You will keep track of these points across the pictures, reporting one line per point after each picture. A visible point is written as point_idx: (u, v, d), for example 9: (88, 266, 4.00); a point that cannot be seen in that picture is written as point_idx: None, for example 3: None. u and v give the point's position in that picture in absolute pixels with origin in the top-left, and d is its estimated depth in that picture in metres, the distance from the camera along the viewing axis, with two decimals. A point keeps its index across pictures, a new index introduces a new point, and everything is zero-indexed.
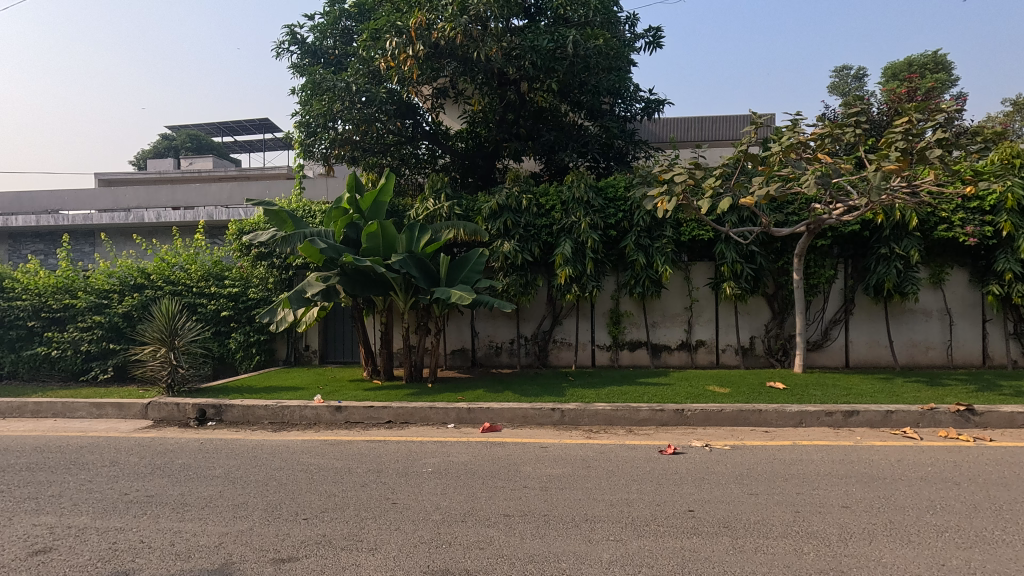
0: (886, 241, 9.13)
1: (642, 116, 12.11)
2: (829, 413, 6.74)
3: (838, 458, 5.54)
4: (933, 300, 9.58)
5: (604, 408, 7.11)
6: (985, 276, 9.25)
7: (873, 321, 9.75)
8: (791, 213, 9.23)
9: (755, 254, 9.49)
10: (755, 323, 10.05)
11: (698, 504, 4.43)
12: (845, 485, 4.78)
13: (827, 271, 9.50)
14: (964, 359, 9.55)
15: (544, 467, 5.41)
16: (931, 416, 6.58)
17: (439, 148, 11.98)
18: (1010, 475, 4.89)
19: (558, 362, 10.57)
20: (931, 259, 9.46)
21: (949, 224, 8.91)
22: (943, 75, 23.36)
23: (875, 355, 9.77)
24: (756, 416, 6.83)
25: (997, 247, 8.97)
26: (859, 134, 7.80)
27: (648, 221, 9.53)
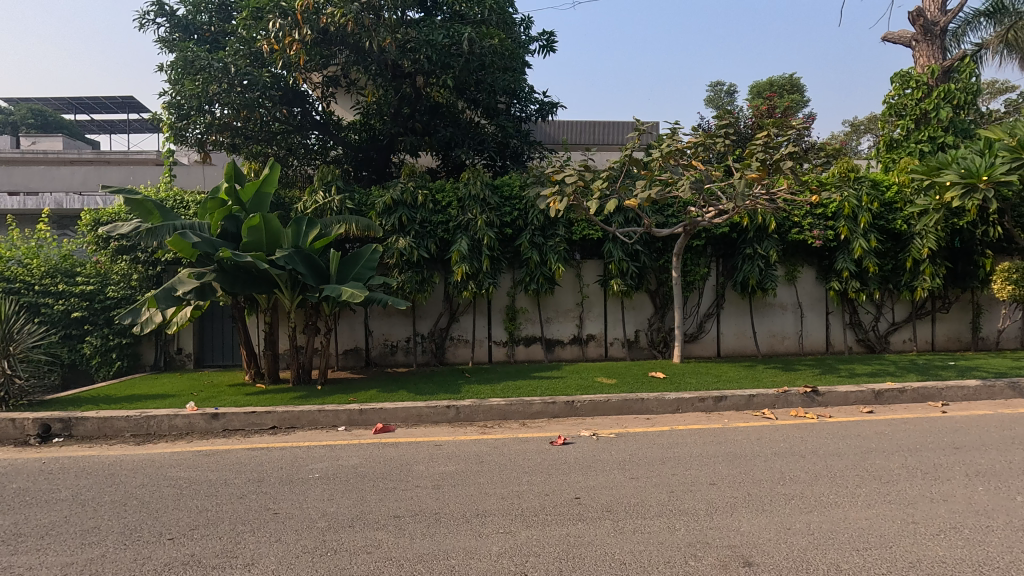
0: (751, 242, 10.17)
1: (536, 117, 12.39)
2: (702, 399, 7.36)
3: (708, 440, 6.08)
4: (789, 295, 10.80)
5: (498, 403, 7.20)
6: (827, 274, 10.63)
7: (740, 315, 10.80)
8: (671, 215, 9.97)
9: (639, 253, 10.14)
10: (640, 318, 10.74)
11: (584, 491, 4.64)
12: (713, 464, 5.27)
13: (701, 269, 10.36)
14: (812, 346, 10.89)
15: (437, 465, 5.39)
16: (784, 397, 7.43)
17: (330, 140, 11.43)
18: (843, 446, 5.67)
19: (455, 359, 10.58)
20: (787, 259, 10.64)
21: (801, 229, 10.10)
22: (796, 96, 26.35)
23: (742, 345, 10.83)
24: (639, 405, 7.30)
25: (837, 249, 10.32)
26: (729, 145, 8.60)
27: (542, 221, 9.83)
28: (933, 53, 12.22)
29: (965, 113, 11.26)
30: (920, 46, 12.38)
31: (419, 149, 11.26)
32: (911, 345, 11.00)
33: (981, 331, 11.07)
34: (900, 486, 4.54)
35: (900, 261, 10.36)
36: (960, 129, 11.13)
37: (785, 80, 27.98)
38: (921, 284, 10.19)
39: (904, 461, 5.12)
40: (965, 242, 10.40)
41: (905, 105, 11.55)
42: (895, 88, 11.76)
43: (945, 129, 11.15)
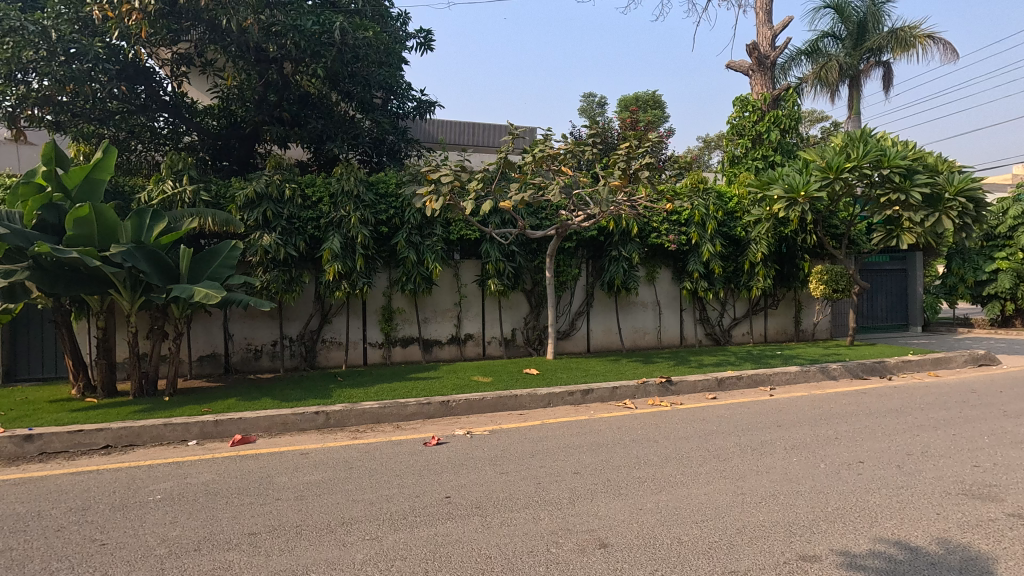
0: (616, 245, 10.94)
1: (414, 115, 12.23)
2: (571, 392, 7.76)
3: (575, 431, 6.42)
4: (649, 294, 11.76)
5: (371, 407, 6.99)
6: (681, 274, 11.73)
7: (607, 313, 11.53)
8: (544, 217, 10.40)
9: (515, 254, 10.43)
10: (516, 316, 11.05)
11: (455, 490, 4.67)
12: (578, 453, 5.58)
13: (572, 270, 10.90)
14: (669, 340, 11.95)
15: (302, 475, 5.10)
16: (644, 388, 8.08)
17: (182, 124, 10.38)
18: (690, 430, 6.30)
19: (327, 362, 10.09)
20: (648, 261, 11.58)
21: (659, 233, 11.07)
22: (658, 112, 28.73)
23: (609, 341, 11.57)
24: (513, 401, 7.51)
25: (690, 252, 11.44)
26: (596, 153, 9.16)
27: (419, 220, 9.72)
28: (766, 82, 14.00)
29: (789, 137, 13.07)
30: (755, 75, 14.12)
31: (287, 141, 10.53)
32: (749, 337, 12.52)
33: (802, 324, 12.93)
34: (733, 462, 5.15)
35: (740, 264, 11.74)
36: (786, 150, 12.91)
37: (649, 96, 30.29)
38: (756, 283, 11.64)
39: (738, 440, 5.82)
40: (789, 247, 12.05)
41: (744, 126, 13.11)
42: (736, 110, 13.31)
43: (774, 149, 12.86)
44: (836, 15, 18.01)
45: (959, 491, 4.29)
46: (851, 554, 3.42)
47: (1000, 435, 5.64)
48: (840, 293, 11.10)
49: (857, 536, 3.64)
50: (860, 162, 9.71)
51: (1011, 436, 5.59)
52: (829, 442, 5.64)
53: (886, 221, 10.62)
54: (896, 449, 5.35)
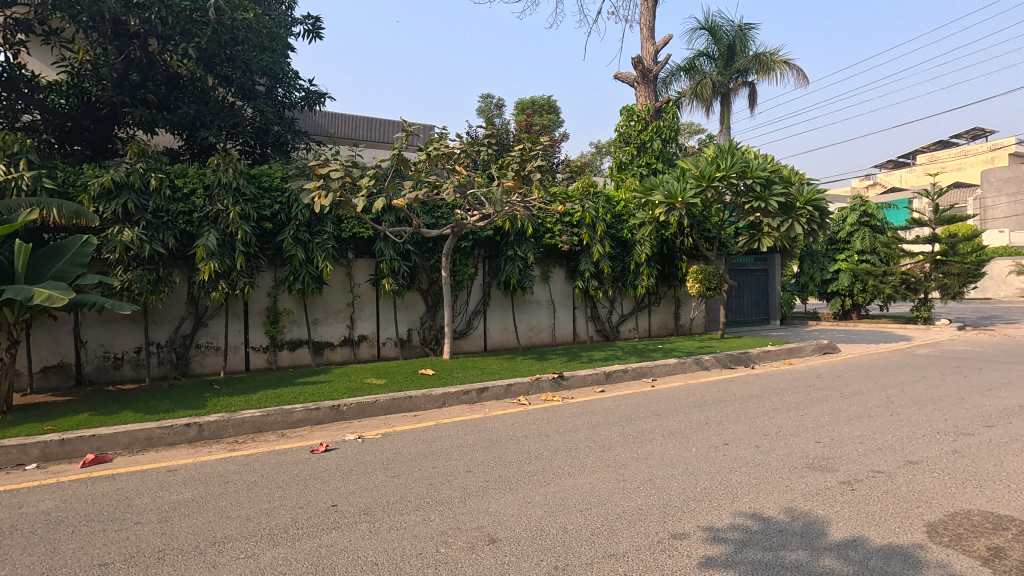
0: (512, 244, 11.14)
1: (302, 106, 11.61)
2: (466, 391, 7.78)
3: (469, 430, 6.45)
4: (544, 292, 12.10)
5: (252, 416, 6.53)
6: (573, 274, 12.22)
7: (504, 312, 11.70)
8: (439, 216, 10.34)
9: (410, 253, 10.26)
10: (412, 316, 10.87)
11: (343, 497, 4.50)
12: (472, 452, 5.61)
13: (468, 269, 10.92)
14: (562, 337, 12.39)
15: (168, 494, 4.64)
16: (537, 384, 8.32)
17: (21, 101, 9.09)
18: (579, 423, 6.58)
19: (203, 369, 9.27)
20: (542, 261, 11.92)
21: (552, 234, 11.46)
22: (553, 116, 29.71)
23: (506, 339, 11.76)
24: (407, 403, 7.38)
25: (581, 253, 11.96)
26: (491, 153, 9.28)
27: (307, 216, 9.24)
28: (649, 94, 15.00)
29: (669, 146, 14.08)
30: (640, 87, 15.07)
31: (153, 126, 9.46)
32: (635, 333, 13.34)
33: (680, 319, 14.02)
34: (616, 451, 5.46)
35: (626, 264, 12.47)
36: (666, 158, 13.90)
37: (544, 100, 31.17)
38: (641, 282, 12.43)
39: (622, 430, 6.18)
40: (670, 249, 13.00)
41: (631, 134, 13.94)
42: (623, 119, 14.11)
43: (657, 157, 13.81)
44: (709, 36, 19.68)
45: (803, 465, 4.88)
46: (715, 529, 3.75)
47: (837, 413, 6.50)
48: (713, 291, 12.16)
49: (720, 512, 4.01)
50: (728, 172, 10.73)
51: (845, 414, 6.46)
52: (700, 428, 6.16)
53: (750, 226, 11.82)
54: (755, 431, 5.96)
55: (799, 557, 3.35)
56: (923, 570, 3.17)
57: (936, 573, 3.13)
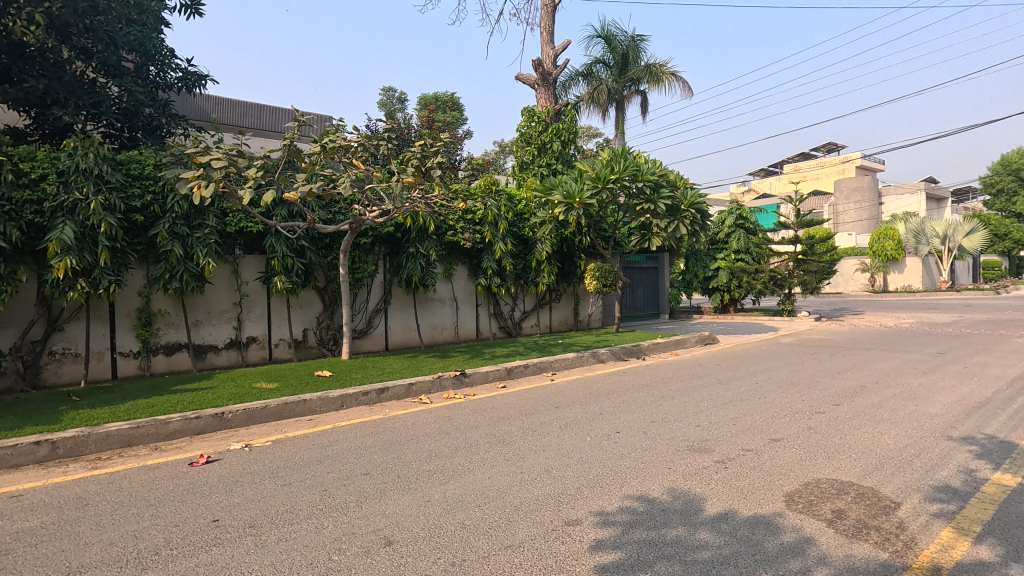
0: (413, 242, 10.97)
1: (179, 88, 10.63)
2: (365, 392, 7.55)
3: (367, 432, 6.26)
4: (446, 290, 12.05)
5: (119, 428, 5.87)
6: (476, 271, 12.29)
7: (406, 310, 11.49)
8: (337, 211, 9.92)
9: (305, 249, 9.75)
10: (307, 316, 10.34)
11: (226, 511, 4.19)
12: (370, 454, 5.45)
13: (369, 267, 10.58)
14: (466, 335, 12.41)
15: (9, 523, 4.04)
16: (439, 382, 8.27)
17: None
18: (479, 419, 6.63)
19: (58, 379, 8.18)
20: (445, 258, 11.86)
21: (454, 231, 11.44)
22: (456, 113, 29.62)
23: (408, 338, 11.54)
24: (301, 406, 7.02)
25: (484, 250, 12.06)
26: (391, 148, 9.06)
27: (185, 208, 8.46)
28: (549, 97, 15.42)
29: (568, 148, 14.58)
30: (540, 89, 15.49)
31: None
32: (536, 329, 13.69)
33: (579, 315, 14.60)
34: (515, 444, 5.57)
35: (528, 262, 12.75)
36: (566, 160, 14.38)
37: (447, 97, 30.95)
38: (541, 279, 12.78)
39: (521, 424, 6.31)
40: (569, 247, 13.49)
41: (532, 135, 14.27)
42: (525, 119, 14.41)
43: (556, 158, 14.25)
44: (605, 45, 20.62)
45: (685, 448, 5.28)
46: (605, 513, 3.96)
47: (715, 399, 7.10)
48: (608, 287, 12.78)
49: (611, 496, 4.23)
50: (621, 175, 11.32)
51: (722, 399, 7.08)
52: (595, 418, 6.46)
53: (641, 227, 12.55)
54: (644, 418, 6.36)
55: (679, 533, 3.62)
56: (781, 535, 3.55)
57: (791, 537, 3.53)
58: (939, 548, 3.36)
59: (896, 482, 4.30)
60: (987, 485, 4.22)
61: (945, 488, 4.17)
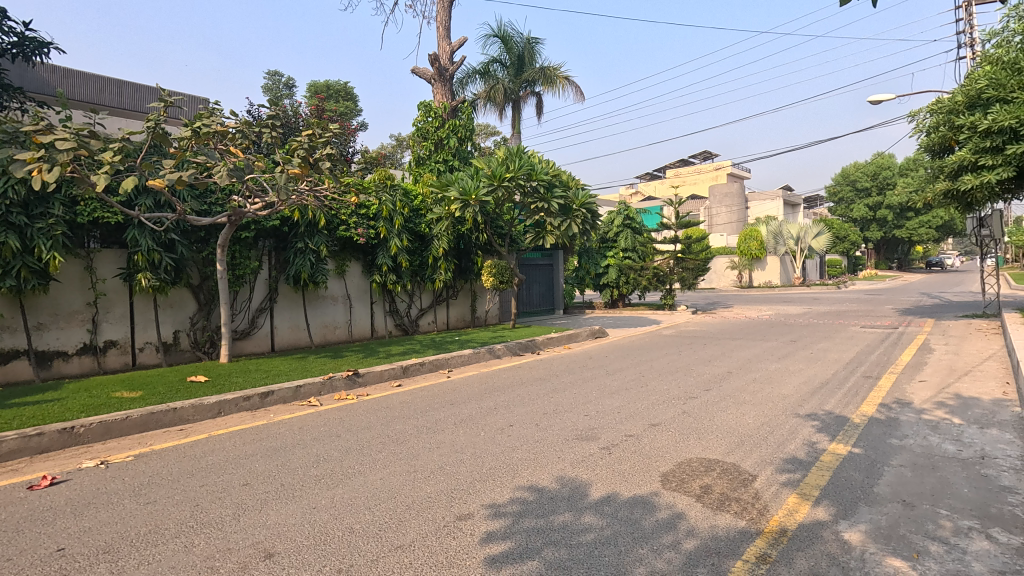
0: (302, 236, 10.40)
1: (14, 55, 9.18)
2: (246, 397, 7.04)
3: (248, 439, 5.85)
4: (338, 287, 11.58)
5: None
6: (370, 268, 11.94)
7: (293, 308, 10.86)
8: (212, 203, 9.15)
9: (176, 243, 8.88)
10: (178, 316, 9.42)
11: (74, 538, 3.71)
12: (250, 463, 5.10)
13: (251, 262, 9.86)
14: (360, 333, 12.00)
15: None
16: (329, 383, 7.93)
17: None
18: (372, 419, 6.45)
19: None
20: (336, 254, 11.38)
21: (347, 226, 11.03)
22: (350, 104, 28.47)
23: (297, 338, 10.93)
24: (170, 416, 6.39)
25: (378, 246, 11.75)
26: (274, 136, 8.50)
27: (23, 194, 7.34)
28: (445, 93, 15.34)
29: (465, 145, 14.60)
30: (437, 84, 15.35)
31: None
32: (434, 326, 13.59)
33: (477, 311, 14.73)
34: (409, 443, 5.50)
35: (425, 258, 12.60)
36: (463, 156, 14.40)
37: (341, 86, 29.64)
38: (438, 276, 12.71)
39: (416, 423, 6.24)
40: (466, 244, 13.54)
41: (428, 130, 14.11)
42: (421, 114, 14.22)
43: (453, 155, 14.21)
44: (501, 44, 20.89)
45: (574, 437, 5.52)
46: (496, 505, 4.03)
47: (602, 389, 7.50)
48: (505, 284, 12.97)
49: (503, 489, 4.31)
50: (516, 173, 11.54)
51: (609, 389, 7.49)
52: (489, 413, 6.54)
53: (536, 225, 12.88)
54: (536, 411, 6.56)
55: (565, 519, 3.78)
56: (657, 513, 3.84)
57: (665, 514, 3.82)
58: (786, 512, 3.81)
59: (754, 457, 4.82)
60: (825, 454, 4.86)
61: (793, 460, 4.74)
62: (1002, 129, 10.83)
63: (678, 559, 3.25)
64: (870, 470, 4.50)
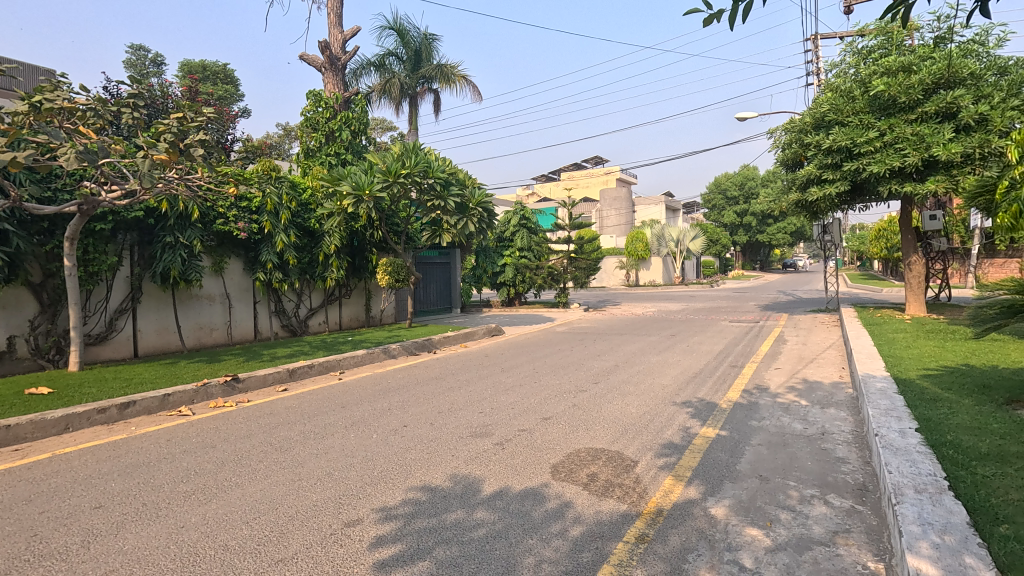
0: (171, 230, 9.43)
1: None
2: (101, 410, 6.23)
3: (102, 456, 5.18)
4: (215, 286, 10.66)
5: None
6: (253, 265, 11.12)
7: (161, 309, 9.82)
8: (57, 189, 8.01)
9: (10, 235, 7.66)
10: (14, 320, 8.13)
11: None
12: (105, 482, 4.53)
13: (109, 258, 8.76)
14: (240, 336, 11.13)
15: None
16: (204, 390, 7.26)
17: None
18: (254, 427, 6.02)
19: None
20: (213, 250, 10.46)
21: (225, 220, 10.19)
22: (230, 87, 26.33)
23: (166, 342, 9.89)
24: (1, 435, 5.47)
25: (262, 241, 10.98)
26: (137, 117, 7.61)
27: None
28: (337, 83, 14.69)
29: (359, 138, 14.07)
30: (328, 73, 14.66)
31: None
32: (324, 327, 12.98)
33: (371, 310, 14.29)
34: (294, 450, 5.19)
35: (314, 255, 11.98)
36: (356, 150, 13.87)
37: (219, 67, 27.32)
38: (329, 274, 12.16)
39: (302, 428, 5.91)
40: (359, 241, 13.07)
41: (318, 120, 13.41)
42: (310, 103, 13.49)
43: (346, 148, 13.65)
44: (397, 38, 20.43)
45: (468, 434, 5.54)
46: (387, 508, 3.93)
47: (497, 386, 7.60)
48: (400, 282, 12.67)
49: (394, 491, 4.22)
50: (412, 170, 11.31)
51: (503, 386, 7.61)
52: (382, 414, 6.38)
53: (432, 223, 12.74)
54: (431, 410, 6.50)
55: (457, 516, 3.79)
56: (546, 503, 3.96)
57: (554, 503, 3.96)
58: (662, 494, 4.11)
59: (635, 444, 5.14)
60: (697, 438, 5.31)
61: (669, 445, 5.13)
62: (840, 148, 12.51)
63: (565, 546, 3.38)
64: (734, 450, 4.98)
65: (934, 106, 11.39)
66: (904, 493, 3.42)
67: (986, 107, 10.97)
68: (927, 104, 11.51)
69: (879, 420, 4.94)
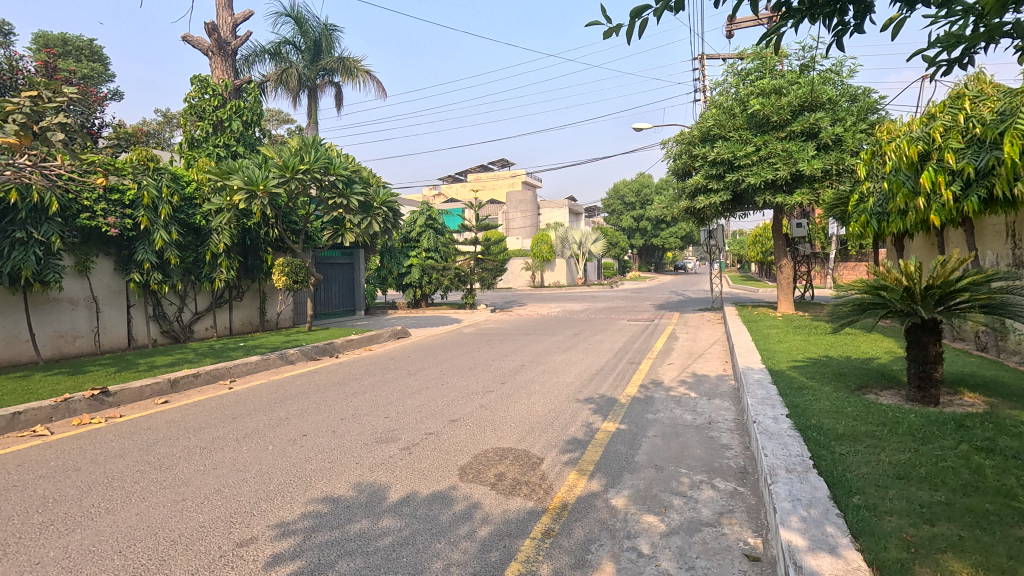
0: (23, 224, 8.25)
1: None
2: None
3: None
4: (79, 288, 9.47)
5: None
6: (127, 265, 10.03)
7: (8, 315, 8.54)
8: None
9: None
10: None
11: None
12: None
13: None
14: (111, 343, 9.96)
15: None
16: (65, 406, 6.41)
17: None
18: (127, 444, 5.41)
19: None
20: (75, 248, 9.30)
21: (91, 214, 9.10)
22: (98, 66, 23.54)
23: (15, 353, 8.61)
24: None
25: (136, 239, 9.94)
26: None
27: None
28: (226, 69, 13.67)
29: (251, 129, 13.17)
30: (215, 58, 13.55)
31: None
32: (212, 332, 11.98)
33: (266, 314, 13.41)
34: (176, 468, 4.74)
35: (200, 255, 11.04)
36: (248, 142, 12.97)
37: (83, 42, 24.30)
38: (218, 275, 11.28)
39: (186, 443, 5.40)
40: (252, 240, 12.23)
41: (204, 108, 12.37)
42: (195, 89, 12.40)
43: (236, 139, 12.72)
44: (295, 26, 19.42)
45: (372, 440, 5.37)
46: (285, 523, 3.71)
47: (403, 390, 7.45)
48: (299, 283, 12.00)
49: (292, 505, 3.99)
50: (312, 165, 10.74)
51: (409, 389, 7.47)
52: (279, 424, 6.00)
53: (333, 221, 12.27)
54: (333, 417, 6.21)
55: (362, 526, 3.66)
56: (453, 506, 3.94)
57: (461, 506, 3.94)
58: (566, 488, 4.24)
59: (541, 442, 5.25)
60: (598, 433, 5.54)
61: (573, 441, 5.30)
62: (722, 161, 13.66)
63: (473, 547, 3.39)
64: (632, 443, 5.26)
65: (800, 126, 12.81)
66: (778, 473, 3.81)
67: (841, 129, 12.53)
68: (795, 124, 12.92)
69: (757, 408, 5.45)
